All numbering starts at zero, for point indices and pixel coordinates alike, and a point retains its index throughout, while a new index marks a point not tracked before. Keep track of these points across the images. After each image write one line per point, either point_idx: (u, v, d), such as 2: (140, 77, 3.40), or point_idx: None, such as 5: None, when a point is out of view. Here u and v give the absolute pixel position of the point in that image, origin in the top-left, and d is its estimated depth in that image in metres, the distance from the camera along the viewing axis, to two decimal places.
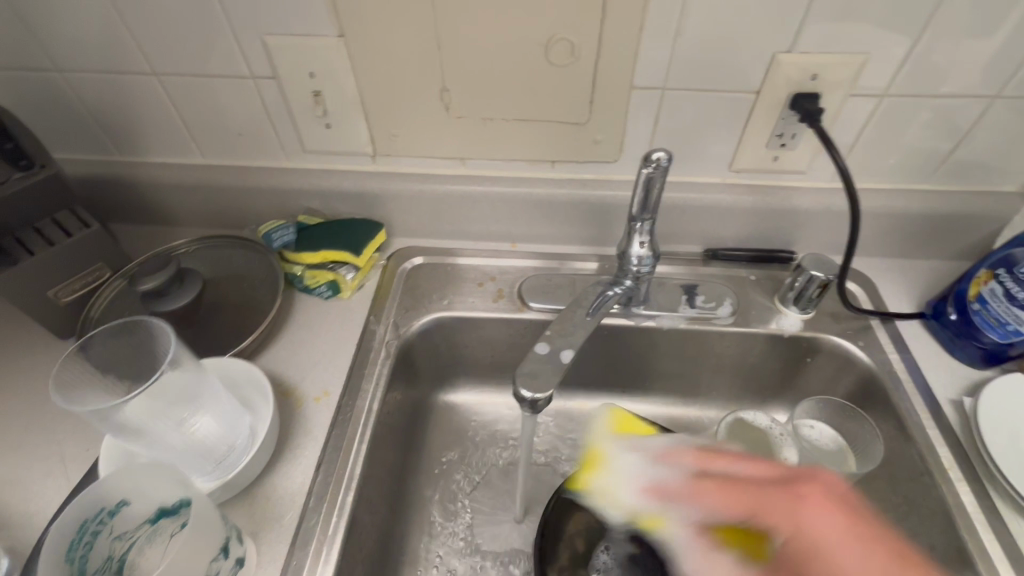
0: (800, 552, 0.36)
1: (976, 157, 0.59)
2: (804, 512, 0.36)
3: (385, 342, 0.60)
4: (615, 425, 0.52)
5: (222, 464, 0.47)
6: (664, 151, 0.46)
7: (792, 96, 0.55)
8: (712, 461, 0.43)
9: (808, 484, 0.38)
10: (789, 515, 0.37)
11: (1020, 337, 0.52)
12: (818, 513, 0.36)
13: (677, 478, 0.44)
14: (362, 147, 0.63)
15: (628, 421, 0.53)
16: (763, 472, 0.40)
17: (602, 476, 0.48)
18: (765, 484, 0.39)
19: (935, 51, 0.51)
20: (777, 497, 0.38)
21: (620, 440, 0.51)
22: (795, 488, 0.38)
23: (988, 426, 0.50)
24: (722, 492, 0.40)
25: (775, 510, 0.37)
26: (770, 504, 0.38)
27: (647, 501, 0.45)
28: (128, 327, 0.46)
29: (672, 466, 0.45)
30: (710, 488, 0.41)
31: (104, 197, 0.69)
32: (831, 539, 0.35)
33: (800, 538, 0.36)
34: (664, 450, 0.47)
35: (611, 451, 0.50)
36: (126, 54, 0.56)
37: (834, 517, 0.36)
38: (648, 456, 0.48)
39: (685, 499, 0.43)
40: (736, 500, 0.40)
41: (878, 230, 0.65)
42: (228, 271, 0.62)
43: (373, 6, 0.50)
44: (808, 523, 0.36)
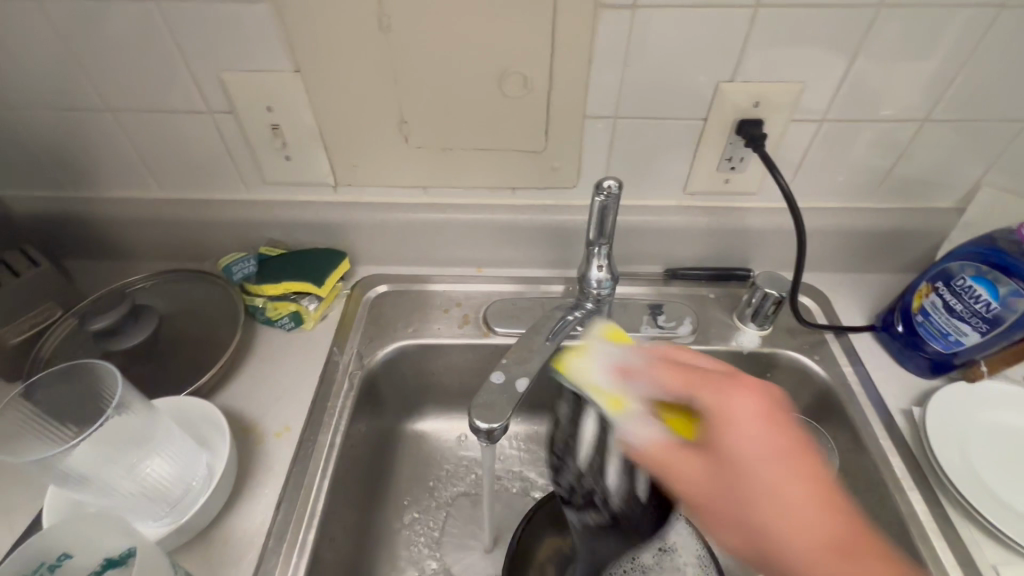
0: (717, 420, 0.34)
1: (913, 175, 0.62)
2: (737, 426, 0.34)
3: (349, 373, 0.59)
4: (609, 336, 0.45)
5: (178, 506, 0.46)
6: (614, 178, 0.47)
7: (737, 122, 0.57)
8: (700, 387, 0.36)
9: (750, 376, 0.37)
10: (722, 393, 0.35)
11: (961, 347, 0.54)
12: (758, 437, 0.33)
13: (642, 381, 0.39)
14: (322, 178, 0.63)
15: (618, 335, 0.46)
16: (706, 361, 0.40)
17: (588, 358, 0.43)
18: (719, 372, 0.38)
19: (866, 77, 0.54)
20: (718, 376, 0.37)
21: (605, 348, 0.44)
22: (725, 420, 0.34)
23: (936, 435, 0.52)
24: (676, 372, 0.38)
25: (709, 385, 0.36)
26: (710, 381, 0.36)
27: (620, 384, 0.40)
28: (71, 371, 0.44)
29: (652, 360, 0.40)
30: (669, 371, 0.39)
31: (58, 233, 0.67)
32: (757, 451, 0.33)
33: (718, 407, 0.35)
34: (639, 356, 0.41)
35: (598, 342, 0.45)
36: (78, 91, 0.56)
37: (759, 408, 0.34)
38: (621, 370, 0.41)
39: (643, 374, 0.40)
40: (680, 377, 0.38)
41: (828, 246, 0.67)
42: (188, 305, 0.61)
43: (328, 41, 0.51)
44: (733, 398, 0.35)
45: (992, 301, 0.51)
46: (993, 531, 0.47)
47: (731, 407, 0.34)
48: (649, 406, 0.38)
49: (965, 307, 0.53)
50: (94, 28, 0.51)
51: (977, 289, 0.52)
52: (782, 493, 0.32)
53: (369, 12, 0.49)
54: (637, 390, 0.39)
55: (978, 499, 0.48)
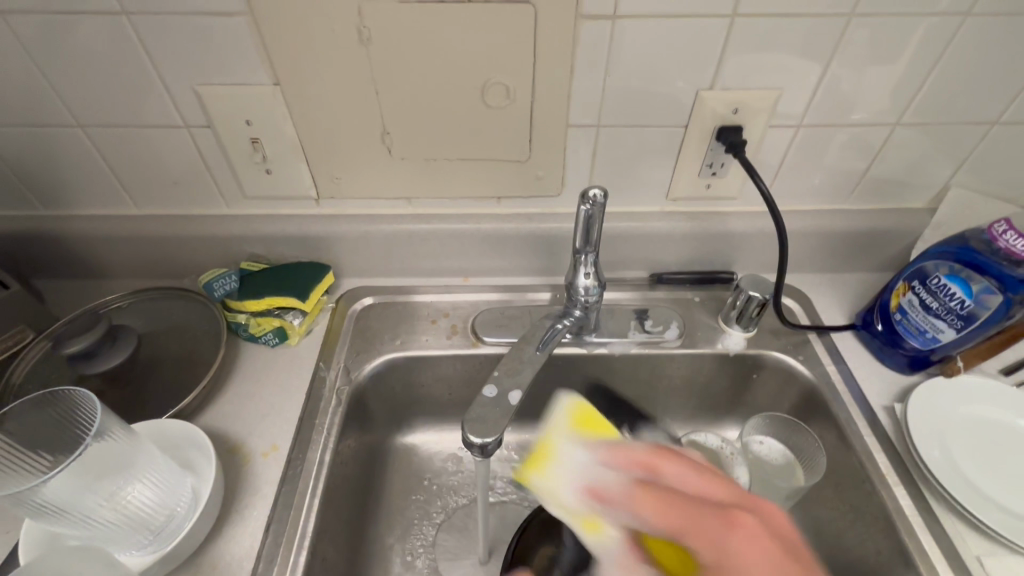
0: (715, 573, 0.31)
1: (887, 177, 0.64)
2: (738, 564, 0.30)
3: (336, 389, 0.58)
4: (576, 419, 0.48)
5: (162, 533, 0.44)
6: (599, 188, 0.48)
7: (717, 128, 0.58)
8: (663, 464, 0.37)
9: (748, 515, 0.32)
10: (715, 540, 0.31)
11: (938, 344, 0.56)
12: (747, 538, 0.31)
13: (622, 492, 0.37)
14: (304, 191, 0.62)
15: (587, 415, 0.49)
16: (712, 487, 0.35)
17: (556, 468, 0.45)
18: (706, 505, 0.33)
19: (839, 83, 0.55)
20: (710, 520, 0.32)
21: (564, 455, 0.46)
22: (732, 514, 0.32)
23: (918, 430, 0.53)
24: (665, 509, 0.34)
25: (704, 531, 0.32)
26: (700, 526, 0.32)
27: (587, 499, 0.41)
28: (46, 399, 0.43)
29: (621, 469, 0.39)
30: (652, 503, 0.35)
31: (27, 253, 0.65)
32: (760, 568, 0.30)
33: (724, 567, 0.30)
34: (615, 450, 0.42)
35: (561, 452, 0.46)
36: (47, 107, 0.54)
37: (763, 554, 0.31)
38: (590, 488, 0.41)
39: (621, 504, 0.37)
40: (669, 517, 0.33)
41: (807, 247, 0.69)
42: (167, 324, 0.59)
43: (307, 55, 0.51)
44: (735, 550, 0.31)
45: (966, 298, 0.53)
46: (975, 522, 0.48)
47: (668, 470, 0.37)
48: (628, 507, 0.36)
49: (940, 305, 0.55)
50: (63, 43, 0.50)
51: (951, 287, 0.54)
52: None
53: (349, 24, 0.48)
54: (615, 491, 0.38)
55: (960, 492, 0.49)
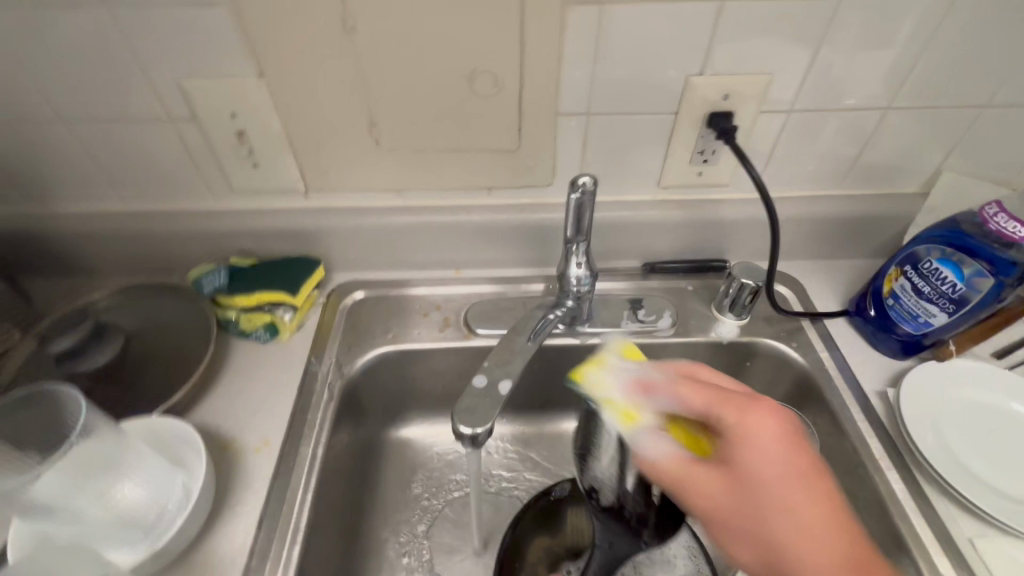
0: (736, 440, 0.34)
1: (879, 161, 0.64)
2: (754, 440, 0.34)
3: (328, 383, 0.58)
4: (630, 354, 0.45)
5: (154, 529, 0.44)
6: (589, 176, 0.47)
7: (708, 115, 0.58)
8: (700, 372, 0.41)
9: (768, 399, 0.36)
10: (739, 413, 0.35)
11: (931, 328, 0.56)
12: (761, 422, 0.34)
13: (666, 380, 0.39)
14: (293, 185, 0.61)
15: (633, 351, 0.45)
16: (731, 386, 0.39)
17: (605, 370, 0.43)
18: (736, 391, 0.37)
19: (830, 68, 0.55)
20: (739, 398, 0.36)
21: (620, 365, 0.43)
22: (730, 429, 0.35)
23: (910, 414, 0.53)
24: (701, 391, 0.37)
25: (732, 407, 0.36)
26: (730, 400, 0.36)
27: (629, 392, 0.40)
28: (28, 398, 0.42)
29: (670, 371, 0.40)
30: (694, 390, 0.37)
31: (13, 251, 0.64)
32: (777, 473, 0.33)
33: (747, 435, 0.34)
34: (652, 369, 0.41)
35: (615, 359, 0.44)
36: (28, 102, 0.53)
37: (779, 433, 0.34)
38: (636, 380, 0.40)
39: (666, 390, 0.38)
40: (704, 395, 0.37)
41: (800, 234, 0.69)
42: (156, 321, 0.59)
43: (291, 46, 0.50)
44: (755, 424, 0.34)
45: (957, 282, 0.53)
46: (967, 505, 0.49)
47: (705, 375, 0.40)
48: (669, 392, 0.38)
49: (932, 289, 0.54)
50: (41, 35, 0.49)
51: (943, 271, 0.53)
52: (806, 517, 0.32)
53: (333, 13, 0.48)
54: (664, 406, 0.38)
55: (952, 475, 0.49)
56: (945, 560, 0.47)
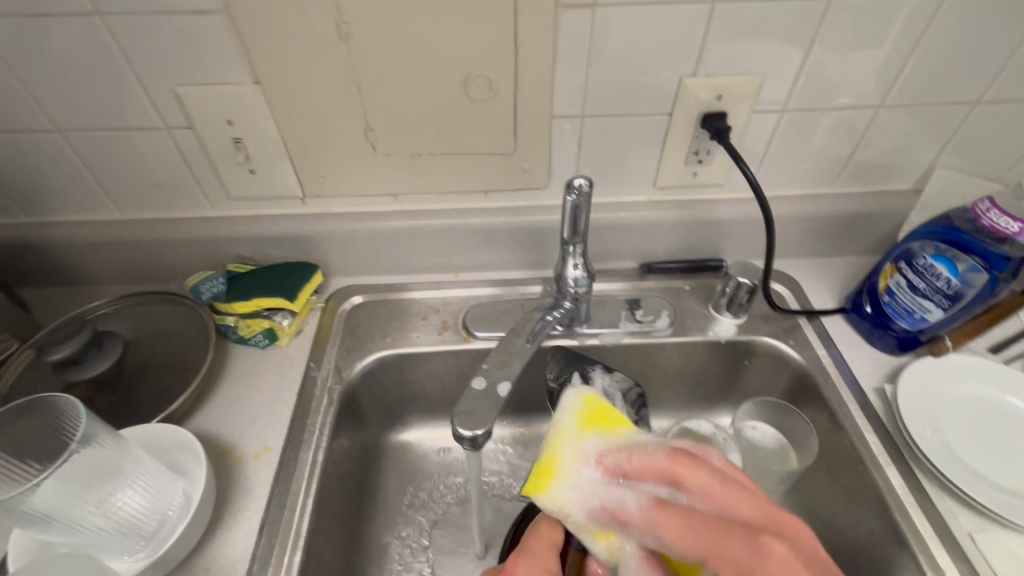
0: None
1: (873, 159, 0.64)
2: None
3: (328, 388, 0.58)
4: (585, 417, 0.44)
5: (155, 537, 0.44)
6: (584, 177, 0.48)
7: (702, 115, 0.58)
8: (686, 472, 0.38)
9: (775, 541, 0.33)
10: (744, 564, 0.32)
11: (927, 324, 0.56)
12: (778, 559, 0.32)
13: (636, 503, 0.38)
14: (290, 190, 0.61)
15: (597, 410, 0.45)
16: (739, 504, 0.36)
17: (563, 487, 0.42)
18: (733, 528, 0.34)
19: (822, 66, 0.55)
20: (740, 546, 0.32)
21: (568, 480, 0.42)
22: (757, 538, 0.33)
23: (908, 410, 0.54)
24: (687, 530, 0.35)
25: (733, 560, 0.32)
26: (727, 551, 0.33)
27: (602, 482, 0.41)
28: (27, 406, 0.43)
29: (643, 479, 0.39)
30: (671, 522, 0.36)
31: (10, 261, 0.64)
32: None
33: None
34: (627, 454, 0.41)
35: (568, 467, 0.43)
36: (24, 112, 0.53)
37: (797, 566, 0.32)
38: (608, 468, 0.41)
39: (641, 527, 0.38)
40: (690, 541, 0.34)
41: (796, 232, 0.69)
42: (155, 329, 0.59)
43: (286, 53, 0.50)
44: (772, 574, 0.32)
45: (951, 278, 0.53)
46: (967, 499, 0.49)
47: (691, 478, 0.37)
48: (648, 523, 0.37)
49: (927, 285, 0.55)
50: (37, 46, 0.49)
51: (937, 267, 0.54)
52: None
53: (327, 20, 0.48)
54: (637, 524, 0.38)
55: (951, 470, 0.49)
56: (945, 554, 0.47)
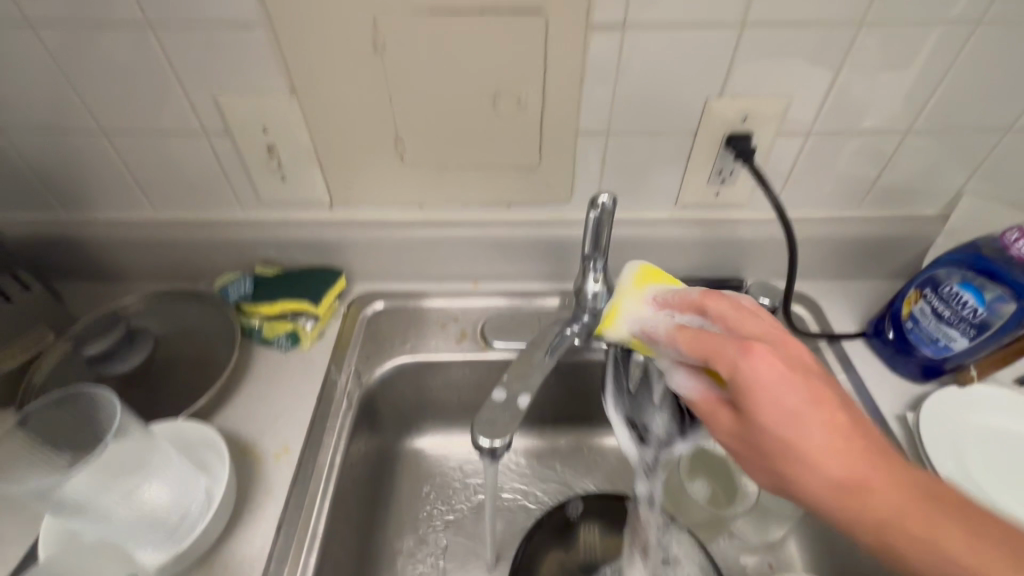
0: (750, 399, 0.34)
1: (898, 184, 0.64)
2: (767, 396, 0.34)
3: (347, 392, 0.59)
4: (642, 276, 0.48)
5: (176, 531, 0.45)
6: (608, 194, 0.49)
7: (726, 136, 0.58)
8: (710, 301, 0.41)
9: (766, 344, 0.35)
10: (746, 385, 0.35)
11: (951, 353, 0.55)
12: (766, 361, 0.34)
13: (724, 299, 0.41)
14: (318, 197, 0.63)
15: (653, 273, 0.49)
16: (757, 354, 0.36)
17: (621, 318, 0.47)
18: (730, 340, 0.37)
19: (849, 91, 0.55)
20: (730, 346, 0.36)
21: (647, 290, 0.47)
22: (764, 352, 0.35)
23: (931, 439, 0.53)
24: (695, 338, 0.38)
25: (725, 358, 0.36)
26: (723, 356, 0.36)
27: (655, 309, 0.45)
28: (68, 397, 0.44)
29: (676, 308, 0.43)
30: (687, 336, 0.39)
31: (48, 256, 0.67)
32: (785, 404, 0.34)
33: (748, 381, 0.34)
34: (675, 292, 0.45)
35: (628, 302, 0.47)
36: (73, 116, 0.56)
37: (789, 378, 0.34)
38: (663, 302, 0.45)
39: (668, 340, 0.42)
40: (697, 347, 0.38)
41: (818, 255, 0.69)
42: (182, 327, 0.61)
43: (324, 66, 0.52)
44: (755, 371, 0.34)
45: (978, 306, 0.53)
46: None
47: (715, 307, 0.41)
48: (744, 382, 0.35)
49: (953, 313, 0.54)
50: (88, 53, 0.51)
51: (964, 295, 0.53)
52: (835, 468, 0.33)
53: (365, 35, 0.50)
54: (708, 334, 0.39)
55: (974, 502, 0.49)
56: None
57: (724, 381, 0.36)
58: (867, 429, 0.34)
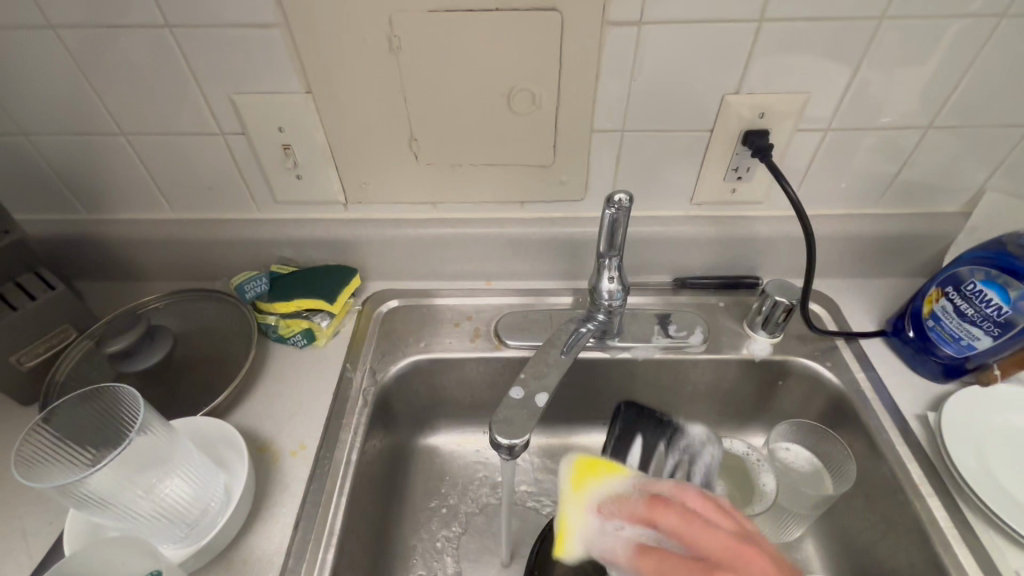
0: (709, 568, 0.35)
1: (918, 180, 0.63)
2: (713, 562, 0.36)
3: (363, 390, 0.59)
4: (577, 475, 0.48)
5: (197, 526, 0.46)
6: (624, 192, 0.48)
7: (743, 132, 0.58)
8: (659, 514, 0.40)
9: (730, 565, 0.36)
10: (706, 565, 0.36)
11: (973, 352, 0.55)
12: (713, 539, 0.37)
13: (679, 506, 0.40)
14: (333, 196, 0.63)
15: (590, 463, 0.48)
16: (710, 534, 0.37)
17: (574, 539, 0.45)
18: (691, 556, 0.37)
19: (869, 86, 0.54)
20: (688, 524, 0.38)
21: (588, 495, 0.47)
22: (714, 564, 0.36)
23: (953, 439, 0.52)
24: (660, 560, 0.38)
25: (677, 521, 0.39)
26: (682, 565, 0.37)
27: (598, 521, 0.45)
28: (94, 393, 0.45)
29: (626, 520, 0.43)
30: (643, 558, 0.39)
31: (69, 255, 0.68)
32: (711, 549, 0.36)
33: (697, 547, 0.37)
34: (627, 491, 0.45)
35: (575, 524, 0.46)
36: (94, 117, 0.57)
37: (724, 544, 0.37)
38: (608, 515, 0.44)
39: (626, 552, 0.41)
40: (665, 522, 0.40)
41: (836, 253, 0.68)
42: (201, 325, 0.61)
43: (339, 65, 0.52)
44: (704, 543, 0.37)
45: (1003, 305, 0.51)
46: (1016, 537, 0.47)
47: (665, 520, 0.40)
48: (669, 525, 0.39)
49: (976, 311, 0.53)
50: (108, 55, 0.52)
51: (987, 293, 0.52)
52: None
53: (380, 34, 0.50)
54: (670, 546, 0.39)
55: (997, 504, 0.48)
56: None
57: (680, 560, 0.37)
58: (758, 541, 0.38)
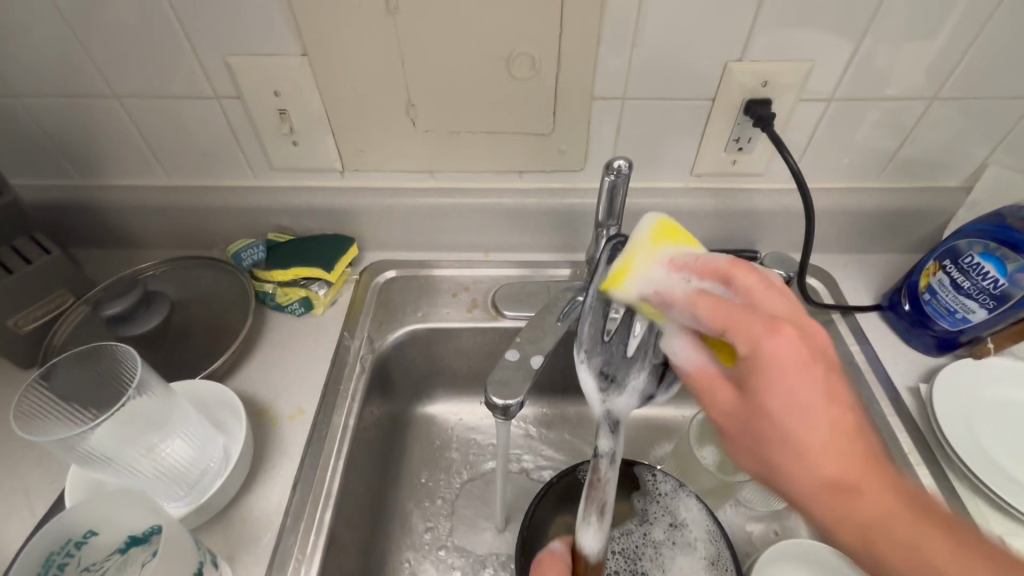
0: (753, 371, 0.31)
1: (920, 154, 0.62)
2: (777, 369, 0.30)
3: (360, 357, 0.60)
4: (658, 232, 0.41)
5: (196, 485, 0.47)
6: (624, 159, 0.48)
7: (745, 102, 0.57)
8: (741, 272, 0.36)
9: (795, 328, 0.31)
10: (761, 338, 0.31)
11: (968, 324, 0.55)
12: (793, 343, 0.30)
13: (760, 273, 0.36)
14: (329, 163, 0.63)
15: (672, 229, 0.41)
16: (770, 298, 0.34)
17: (635, 283, 0.39)
18: (754, 312, 0.32)
19: (875, 55, 0.53)
20: (758, 320, 0.31)
21: (663, 250, 0.40)
22: (778, 324, 0.31)
23: (943, 409, 0.53)
24: (717, 304, 0.34)
25: (747, 330, 0.31)
26: (742, 319, 0.32)
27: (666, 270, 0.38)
28: (92, 351, 0.46)
29: (694, 277, 0.37)
30: (704, 301, 0.35)
31: (64, 221, 0.67)
32: (799, 404, 0.29)
33: (762, 354, 0.30)
34: (694, 256, 0.38)
35: (644, 265, 0.39)
36: (85, 78, 0.56)
37: (799, 357, 0.30)
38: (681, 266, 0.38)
39: (682, 304, 0.36)
40: (719, 315, 0.33)
41: (834, 228, 0.68)
42: (197, 292, 0.61)
43: (334, 25, 0.51)
44: (773, 347, 0.30)
45: (999, 277, 0.51)
46: (1000, 503, 0.48)
47: (741, 278, 0.36)
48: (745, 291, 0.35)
49: (972, 284, 0.53)
50: (98, 12, 0.51)
51: (985, 266, 0.52)
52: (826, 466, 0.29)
53: None
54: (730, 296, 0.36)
55: (983, 472, 0.49)
56: None
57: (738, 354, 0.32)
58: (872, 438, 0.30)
